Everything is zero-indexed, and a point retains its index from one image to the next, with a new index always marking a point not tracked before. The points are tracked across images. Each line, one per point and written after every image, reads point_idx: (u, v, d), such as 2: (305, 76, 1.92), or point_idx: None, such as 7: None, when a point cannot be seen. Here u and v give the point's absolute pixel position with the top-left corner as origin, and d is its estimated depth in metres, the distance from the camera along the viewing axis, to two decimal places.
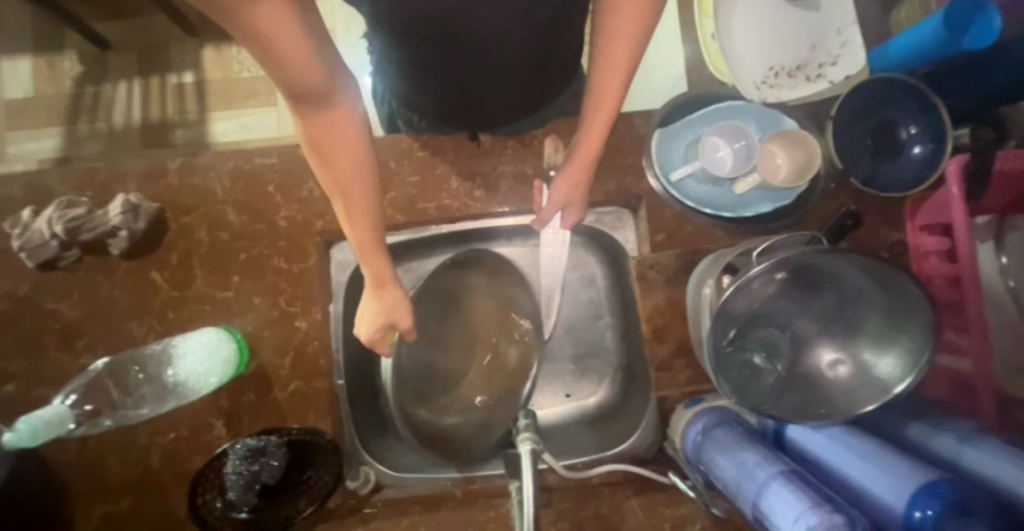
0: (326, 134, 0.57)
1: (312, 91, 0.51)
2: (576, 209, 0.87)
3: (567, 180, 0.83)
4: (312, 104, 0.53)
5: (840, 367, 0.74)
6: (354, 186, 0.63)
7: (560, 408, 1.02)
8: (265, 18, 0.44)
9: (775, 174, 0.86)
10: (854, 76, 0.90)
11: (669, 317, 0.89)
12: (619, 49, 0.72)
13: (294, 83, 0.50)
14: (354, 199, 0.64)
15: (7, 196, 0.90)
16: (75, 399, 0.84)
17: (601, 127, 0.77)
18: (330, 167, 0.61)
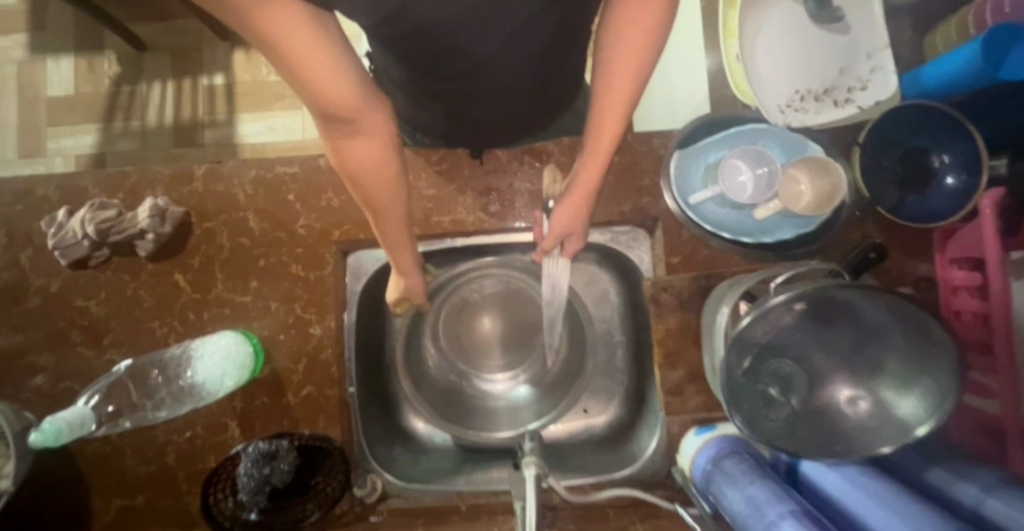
0: (354, 145, 0.65)
1: (342, 110, 0.59)
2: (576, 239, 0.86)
3: (569, 211, 0.82)
4: (340, 122, 0.61)
5: (858, 403, 0.72)
6: (382, 186, 0.70)
7: (573, 425, 1.02)
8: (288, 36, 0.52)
9: (796, 200, 0.84)
10: (886, 102, 0.87)
11: (682, 342, 0.87)
12: (631, 71, 0.71)
13: (325, 103, 0.58)
14: (379, 195, 0.72)
15: (44, 196, 0.94)
16: (97, 399, 0.86)
17: (603, 155, 0.77)
18: (358, 174, 0.68)
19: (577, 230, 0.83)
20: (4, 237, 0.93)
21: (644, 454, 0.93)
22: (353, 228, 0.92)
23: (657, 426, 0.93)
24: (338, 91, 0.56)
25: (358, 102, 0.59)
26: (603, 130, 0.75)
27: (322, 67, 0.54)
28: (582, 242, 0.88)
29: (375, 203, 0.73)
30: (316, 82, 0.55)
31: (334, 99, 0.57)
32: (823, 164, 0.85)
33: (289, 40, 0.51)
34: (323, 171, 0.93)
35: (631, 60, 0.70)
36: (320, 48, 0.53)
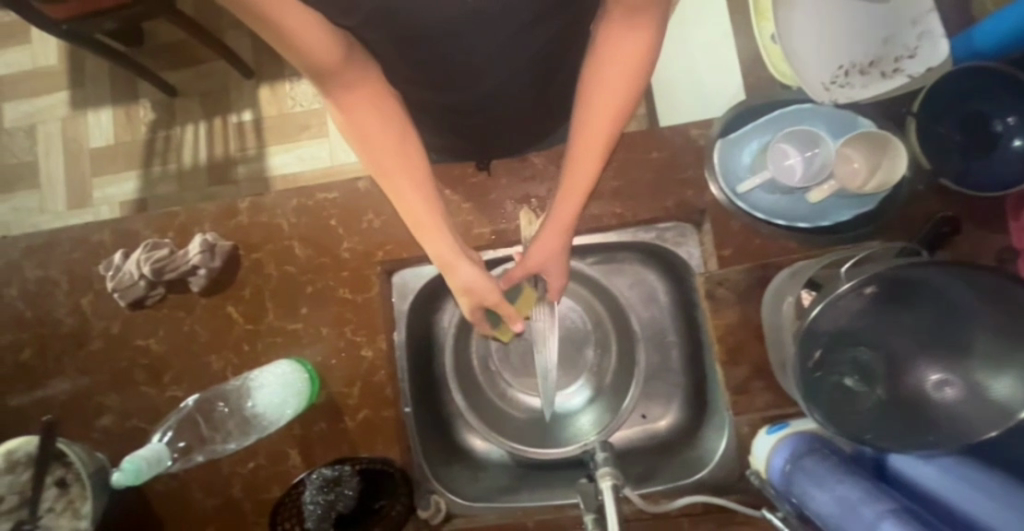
0: (352, 108, 0.69)
1: (333, 66, 0.63)
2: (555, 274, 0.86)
3: (544, 243, 0.81)
4: (330, 78, 0.66)
5: (946, 388, 0.67)
6: (391, 151, 0.73)
7: (633, 432, 0.99)
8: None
9: (853, 179, 0.81)
10: (938, 68, 0.83)
11: (744, 337, 0.83)
12: (614, 110, 0.72)
13: (315, 61, 0.62)
14: (389, 162, 0.73)
15: (100, 241, 0.97)
16: (170, 436, 0.88)
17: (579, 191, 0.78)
18: (360, 138, 0.71)
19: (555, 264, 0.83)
20: (67, 284, 0.97)
21: (714, 458, 0.89)
22: (396, 247, 0.92)
23: (726, 427, 0.89)
24: (323, 46, 0.61)
25: (342, 55, 0.63)
26: (582, 164, 0.76)
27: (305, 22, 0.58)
28: (564, 281, 0.86)
29: (388, 175, 0.74)
30: (302, 41, 0.59)
31: (321, 56, 0.62)
32: (879, 138, 0.80)
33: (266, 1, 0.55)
34: (362, 193, 0.94)
35: (609, 96, 0.71)
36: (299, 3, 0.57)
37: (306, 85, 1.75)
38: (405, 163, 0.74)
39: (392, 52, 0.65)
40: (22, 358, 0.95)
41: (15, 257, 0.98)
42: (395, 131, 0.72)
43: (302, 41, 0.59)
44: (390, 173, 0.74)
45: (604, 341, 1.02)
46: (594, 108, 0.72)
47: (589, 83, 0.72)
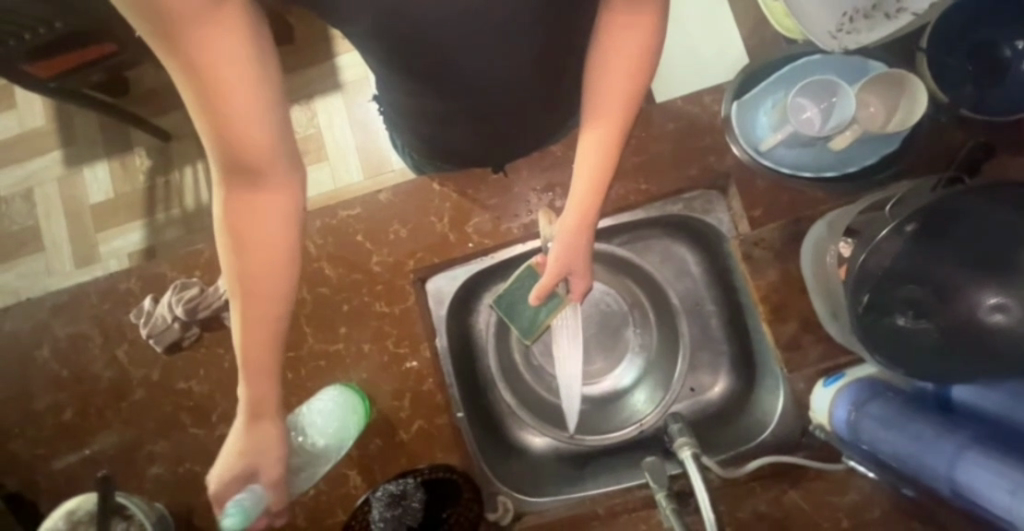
0: (251, 203, 0.57)
1: (248, 143, 0.52)
2: (580, 276, 0.84)
3: (567, 244, 0.80)
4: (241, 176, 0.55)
5: (1000, 313, 0.67)
6: (267, 274, 0.60)
7: (688, 405, 0.98)
8: (217, 65, 0.48)
9: (873, 122, 0.82)
10: (938, 3, 0.82)
11: (787, 294, 0.84)
12: (625, 92, 0.73)
13: (227, 128, 0.51)
14: (280, 282, 0.61)
15: (128, 290, 0.97)
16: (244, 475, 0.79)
17: (599, 175, 0.76)
18: (247, 253, 0.59)
19: (580, 267, 0.82)
20: (100, 337, 0.96)
21: (773, 418, 0.89)
22: (426, 254, 0.92)
23: (780, 384, 0.89)
24: (247, 111, 0.51)
25: (274, 142, 0.54)
26: (597, 152, 0.75)
27: (243, 78, 0.49)
28: (587, 282, 0.84)
29: (275, 295, 0.61)
30: (225, 98, 0.49)
31: (238, 127, 0.51)
32: (894, 78, 0.81)
33: (199, 37, 0.47)
34: (385, 205, 0.93)
35: (619, 78, 0.73)
36: (241, 58, 0.49)
37: (298, 111, 1.75)
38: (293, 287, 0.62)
39: (411, 54, 0.65)
40: (65, 418, 0.94)
41: (44, 317, 0.97)
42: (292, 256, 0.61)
43: (225, 96, 0.49)
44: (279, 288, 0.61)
45: (643, 320, 1.02)
46: (606, 93, 0.74)
47: (597, 70, 0.73)
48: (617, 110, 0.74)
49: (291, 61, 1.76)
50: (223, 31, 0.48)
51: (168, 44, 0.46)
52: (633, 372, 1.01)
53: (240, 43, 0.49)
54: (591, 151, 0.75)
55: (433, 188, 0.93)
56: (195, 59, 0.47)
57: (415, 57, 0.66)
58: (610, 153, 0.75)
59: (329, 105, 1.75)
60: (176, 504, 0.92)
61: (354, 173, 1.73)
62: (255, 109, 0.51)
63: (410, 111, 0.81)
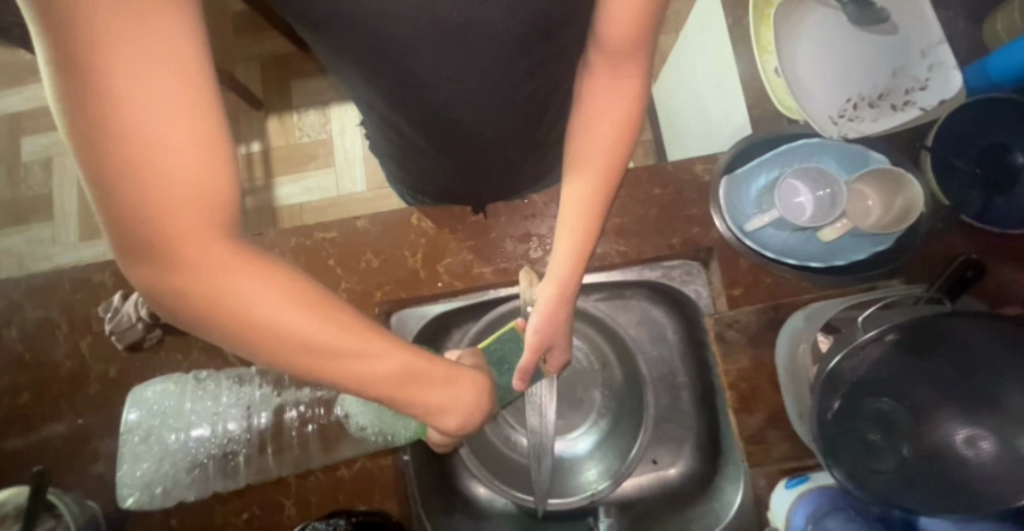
0: (231, 275, 0.48)
1: (195, 197, 0.44)
2: (558, 348, 0.82)
3: (547, 317, 0.77)
4: (188, 216, 0.44)
5: (978, 445, 0.62)
6: (281, 305, 0.51)
7: (646, 477, 0.94)
8: (154, 63, 0.39)
9: (866, 217, 0.79)
10: (951, 100, 0.79)
11: (757, 382, 0.80)
12: (608, 146, 0.70)
13: (164, 204, 0.43)
14: (329, 322, 0.53)
15: (100, 282, 0.97)
16: (263, 416, 0.93)
17: (581, 237, 0.73)
18: (234, 300, 0.49)
19: (559, 341, 0.80)
20: (65, 326, 0.96)
21: (729, 510, 0.86)
22: (395, 288, 0.91)
23: (740, 478, 0.87)
24: (189, 164, 0.42)
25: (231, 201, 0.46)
26: (580, 209, 0.72)
27: (178, 111, 0.41)
28: (566, 354, 0.83)
29: (328, 357, 0.54)
30: (161, 157, 0.41)
31: (179, 184, 0.43)
32: (894, 175, 0.77)
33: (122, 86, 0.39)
34: (360, 233, 0.92)
35: (604, 134, 0.70)
36: (174, 91, 0.40)
37: (313, 115, 1.77)
38: (358, 326, 0.55)
39: (384, 79, 0.62)
40: (16, 403, 0.94)
41: (15, 298, 0.97)
42: (321, 311, 0.53)
43: (153, 152, 0.41)
44: (341, 325, 0.53)
45: (612, 382, 0.99)
46: (590, 145, 0.71)
47: (582, 119, 0.71)
48: (603, 161, 0.71)
49: (312, 67, 1.79)
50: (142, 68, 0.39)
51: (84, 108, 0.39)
52: (593, 437, 0.98)
53: (177, 68, 0.40)
54: (574, 209, 0.72)
55: (411, 222, 0.92)
56: (110, 67, 0.38)
57: (395, 93, 0.65)
58: (591, 213, 0.72)
59: (344, 113, 1.77)
60: (110, 508, 0.91)
61: (359, 184, 1.74)
62: (200, 154, 0.42)
63: (391, 142, 0.81)
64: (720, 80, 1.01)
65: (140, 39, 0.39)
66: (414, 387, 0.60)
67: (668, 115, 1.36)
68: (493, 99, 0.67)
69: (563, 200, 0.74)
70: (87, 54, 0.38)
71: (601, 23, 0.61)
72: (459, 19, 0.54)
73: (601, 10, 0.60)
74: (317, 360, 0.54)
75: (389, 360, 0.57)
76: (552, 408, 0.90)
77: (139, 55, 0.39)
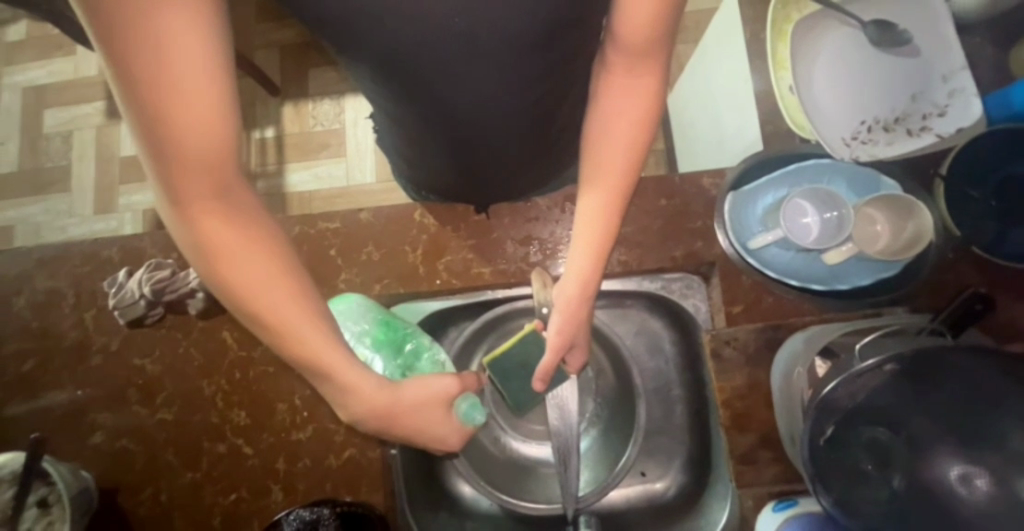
0: (212, 220, 0.55)
1: (189, 158, 0.49)
2: (580, 348, 0.82)
3: (568, 318, 0.77)
4: (184, 169, 0.50)
5: (972, 482, 0.60)
6: (247, 259, 0.58)
7: (633, 488, 0.93)
8: (173, 38, 0.44)
9: (873, 242, 0.78)
10: (969, 128, 0.77)
11: (751, 402, 0.79)
12: (621, 154, 0.70)
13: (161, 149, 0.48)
14: (283, 285, 0.59)
15: (106, 257, 0.99)
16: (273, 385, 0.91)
17: (598, 244, 0.72)
18: (209, 241, 0.56)
19: (580, 342, 0.80)
20: (71, 298, 0.98)
21: (715, 529, 0.86)
22: (395, 282, 0.91)
23: (728, 497, 0.86)
24: (186, 129, 0.47)
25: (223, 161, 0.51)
26: (596, 217, 0.72)
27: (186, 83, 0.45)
28: (586, 355, 0.83)
29: (278, 306, 0.60)
30: (161, 108, 0.46)
31: (176, 144, 0.48)
32: (903, 202, 0.76)
33: (149, 44, 0.43)
34: (363, 225, 0.92)
35: (618, 143, 0.70)
36: (187, 67, 0.45)
37: (328, 104, 1.79)
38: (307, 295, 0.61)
39: (396, 75, 0.62)
40: (19, 370, 0.96)
41: (25, 268, 0.99)
42: (276, 272, 0.59)
43: (161, 111, 0.46)
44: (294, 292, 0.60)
45: (605, 390, 0.99)
46: (605, 154, 0.70)
47: (597, 126, 0.71)
48: (614, 169, 0.70)
49: (330, 57, 1.80)
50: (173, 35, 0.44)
51: (111, 54, 0.43)
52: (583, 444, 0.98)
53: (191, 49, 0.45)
54: (591, 218, 0.72)
55: (414, 218, 0.92)
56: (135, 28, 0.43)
57: (403, 92, 0.66)
58: (608, 222, 0.72)
59: (358, 104, 1.78)
60: (103, 479, 0.92)
61: (368, 175, 1.75)
62: (199, 126, 0.47)
63: (398, 136, 0.81)
64: (734, 93, 1.00)
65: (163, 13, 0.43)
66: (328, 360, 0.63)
67: (680, 125, 1.35)
68: (501, 101, 0.67)
69: (580, 209, 0.73)
70: (118, 15, 0.42)
71: (615, 27, 0.61)
72: (462, 23, 0.55)
73: (615, 15, 0.59)
74: (266, 312, 0.60)
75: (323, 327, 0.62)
76: (574, 407, 0.89)
77: (173, 22, 0.43)
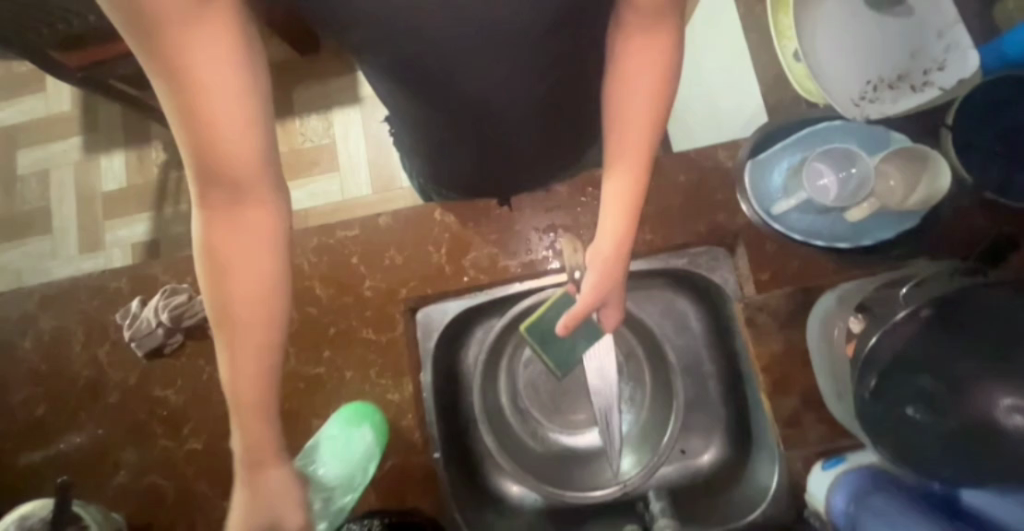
0: (238, 245, 0.56)
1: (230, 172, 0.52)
2: (612, 308, 0.77)
3: (599, 279, 0.73)
4: (218, 187, 0.53)
5: (1023, 415, 0.60)
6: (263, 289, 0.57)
7: (678, 467, 0.94)
8: (207, 54, 0.48)
9: (891, 196, 0.80)
10: (968, 79, 0.82)
11: (789, 365, 0.80)
12: (643, 126, 0.68)
13: (204, 151, 0.50)
14: (264, 313, 0.57)
15: (116, 290, 0.95)
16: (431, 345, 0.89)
17: (626, 219, 0.71)
18: (226, 267, 0.56)
19: (614, 299, 0.76)
20: (83, 336, 0.94)
21: (766, 495, 0.86)
22: (421, 284, 0.90)
23: (774, 461, 0.85)
24: (231, 142, 0.51)
25: (253, 165, 0.53)
26: (623, 189, 0.70)
27: (228, 100, 0.49)
28: (619, 313, 0.78)
29: (244, 324, 0.57)
30: (206, 125, 0.49)
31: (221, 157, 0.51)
32: (919, 154, 0.79)
33: (186, 43, 0.47)
34: (384, 230, 0.91)
35: (637, 119, 0.68)
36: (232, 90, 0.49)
37: (315, 120, 1.76)
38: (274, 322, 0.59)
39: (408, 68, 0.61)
40: (32, 415, 0.92)
41: (29, 309, 0.95)
42: (274, 296, 0.58)
43: (207, 128, 0.50)
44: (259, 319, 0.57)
45: (637, 374, 0.98)
46: (625, 128, 0.69)
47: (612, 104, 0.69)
48: (640, 146, 0.69)
49: (313, 72, 1.79)
50: (213, 38, 0.48)
51: (147, 51, 0.46)
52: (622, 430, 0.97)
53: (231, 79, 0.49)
54: (614, 191, 0.71)
55: (435, 218, 0.91)
56: (178, 46, 0.47)
57: (420, 91, 0.66)
58: (634, 193, 0.70)
59: (346, 118, 1.77)
60: (135, 519, 0.88)
61: (364, 188, 1.73)
62: (239, 139, 0.51)
63: (413, 134, 0.80)
64: (730, 70, 1.02)
65: (201, 34, 0.47)
66: (258, 389, 0.59)
67: None
68: (521, 87, 0.67)
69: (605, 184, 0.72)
70: (158, 36, 0.46)
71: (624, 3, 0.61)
72: (484, 8, 0.54)
73: None
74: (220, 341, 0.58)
75: (254, 353, 0.58)
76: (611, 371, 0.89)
77: (208, 43, 0.48)
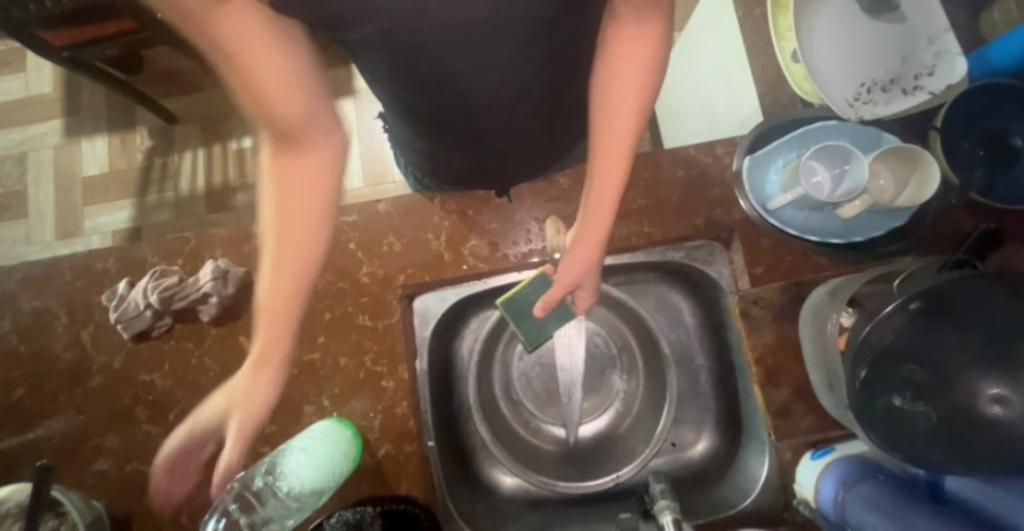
0: (288, 189, 0.68)
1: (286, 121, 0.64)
2: (588, 291, 0.83)
3: (576, 264, 0.78)
4: (286, 141, 0.67)
5: (1000, 405, 0.64)
6: (303, 232, 0.69)
7: (669, 458, 0.96)
8: (242, 32, 0.58)
9: (882, 194, 0.82)
10: (956, 85, 0.84)
11: (782, 357, 0.81)
12: (628, 117, 0.70)
13: (274, 125, 0.65)
14: (300, 260, 0.69)
15: (102, 270, 0.92)
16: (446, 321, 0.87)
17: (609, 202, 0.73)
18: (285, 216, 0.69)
19: (588, 284, 0.81)
20: (65, 317, 0.91)
21: (755, 486, 0.88)
22: (419, 271, 0.89)
23: (766, 452, 0.88)
24: (274, 90, 0.61)
25: (301, 104, 0.64)
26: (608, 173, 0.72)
27: (271, 69, 0.60)
28: (593, 293, 0.83)
29: (287, 271, 0.68)
30: (270, 104, 0.63)
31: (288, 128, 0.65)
32: (909, 154, 0.81)
33: (228, 29, 0.57)
34: (382, 217, 0.90)
35: (625, 110, 0.70)
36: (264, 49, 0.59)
37: None
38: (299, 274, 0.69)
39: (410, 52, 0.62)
40: (10, 398, 0.88)
41: (9, 288, 0.92)
42: (306, 233, 0.69)
43: (270, 107, 0.63)
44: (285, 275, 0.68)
45: (631, 366, 1.00)
46: (610, 117, 0.71)
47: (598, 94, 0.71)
48: (624, 138, 0.71)
49: None
50: (244, 19, 0.57)
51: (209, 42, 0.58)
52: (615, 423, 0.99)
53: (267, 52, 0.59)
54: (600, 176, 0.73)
55: (435, 205, 0.91)
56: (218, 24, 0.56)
57: (418, 78, 0.66)
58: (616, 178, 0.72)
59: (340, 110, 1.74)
60: (115, 507, 0.85)
61: (355, 182, 1.71)
62: (279, 85, 0.61)
63: (414, 121, 0.79)
64: (728, 70, 1.04)
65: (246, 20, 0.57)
66: (278, 331, 0.69)
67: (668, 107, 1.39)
68: (518, 79, 0.68)
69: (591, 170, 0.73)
70: (208, 26, 0.56)
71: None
72: None
73: None
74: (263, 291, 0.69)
75: (291, 290, 0.69)
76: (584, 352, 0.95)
77: (243, 24, 0.57)
